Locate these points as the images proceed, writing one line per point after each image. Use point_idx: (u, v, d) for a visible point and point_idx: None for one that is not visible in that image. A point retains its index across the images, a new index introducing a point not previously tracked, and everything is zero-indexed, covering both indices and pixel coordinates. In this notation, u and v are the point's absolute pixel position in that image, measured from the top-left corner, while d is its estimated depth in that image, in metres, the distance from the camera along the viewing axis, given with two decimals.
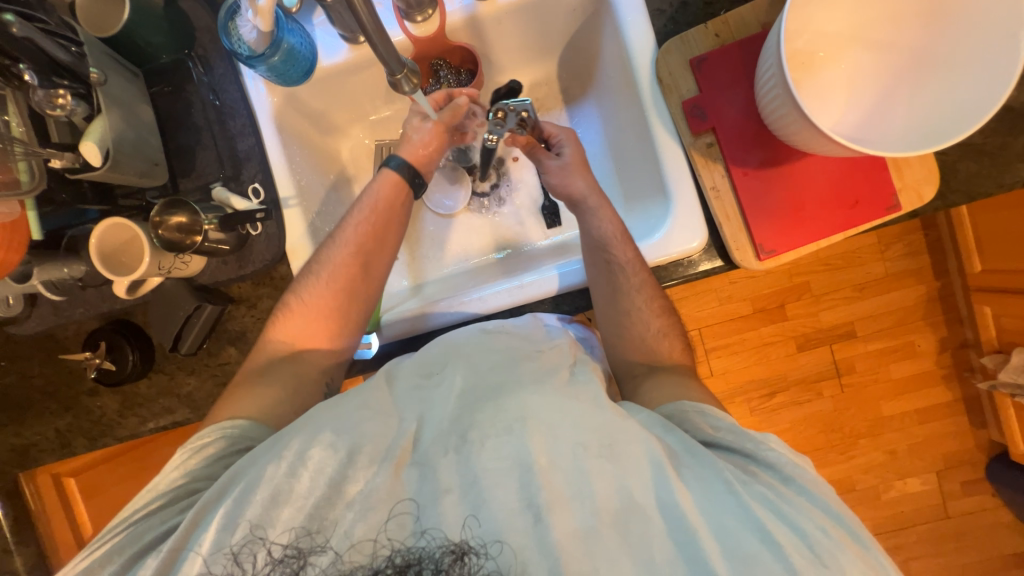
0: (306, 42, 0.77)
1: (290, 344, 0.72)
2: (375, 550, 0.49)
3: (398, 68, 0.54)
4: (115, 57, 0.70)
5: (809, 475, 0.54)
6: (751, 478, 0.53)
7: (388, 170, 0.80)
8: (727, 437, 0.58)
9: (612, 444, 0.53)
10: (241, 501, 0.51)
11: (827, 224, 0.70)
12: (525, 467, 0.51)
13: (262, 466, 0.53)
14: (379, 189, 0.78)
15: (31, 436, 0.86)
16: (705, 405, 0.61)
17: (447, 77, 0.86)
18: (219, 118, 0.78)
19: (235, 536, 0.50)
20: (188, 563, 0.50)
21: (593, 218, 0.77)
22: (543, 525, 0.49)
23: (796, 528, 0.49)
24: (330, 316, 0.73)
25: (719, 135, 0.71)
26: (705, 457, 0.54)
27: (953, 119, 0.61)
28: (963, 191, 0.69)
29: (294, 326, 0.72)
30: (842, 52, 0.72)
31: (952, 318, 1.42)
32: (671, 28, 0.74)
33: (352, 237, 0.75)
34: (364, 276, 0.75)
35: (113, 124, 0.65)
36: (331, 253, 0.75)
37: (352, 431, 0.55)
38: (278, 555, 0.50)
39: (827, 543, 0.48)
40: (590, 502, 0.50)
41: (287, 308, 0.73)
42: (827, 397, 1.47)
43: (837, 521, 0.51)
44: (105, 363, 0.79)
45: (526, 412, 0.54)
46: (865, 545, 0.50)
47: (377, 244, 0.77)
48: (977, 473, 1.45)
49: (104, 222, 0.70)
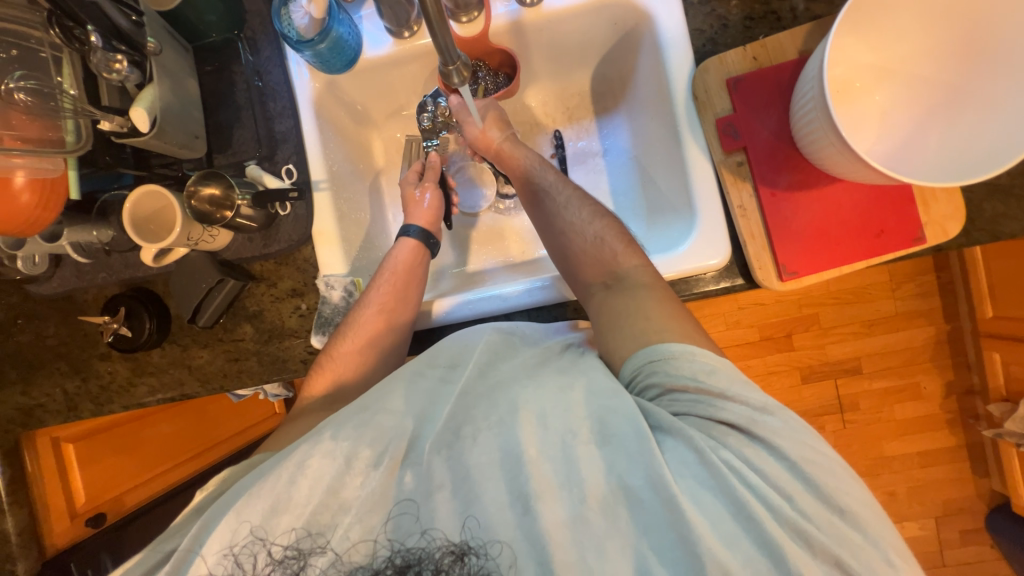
0: (354, 33, 0.79)
1: (325, 393, 0.70)
2: (375, 550, 0.50)
3: (452, 61, 0.56)
4: (170, 31, 0.72)
5: (790, 429, 0.51)
6: (720, 444, 0.50)
7: (406, 239, 0.83)
8: (689, 392, 0.54)
9: (601, 429, 0.53)
10: (240, 513, 0.50)
11: (849, 248, 0.70)
12: (513, 458, 0.51)
13: (263, 477, 0.51)
14: (397, 256, 0.80)
15: (39, 396, 0.86)
16: (671, 351, 0.56)
17: (485, 78, 0.88)
18: (261, 99, 0.80)
19: (232, 542, 0.50)
20: (195, 566, 0.49)
21: (517, 154, 0.84)
22: (532, 515, 0.49)
23: (770, 504, 0.47)
24: (361, 370, 0.72)
25: (750, 155, 0.72)
26: (674, 430, 0.52)
27: (985, 155, 0.62)
28: (988, 231, 0.69)
29: (328, 380, 0.71)
30: (878, 84, 0.74)
31: (959, 362, 1.42)
32: (709, 48, 0.77)
33: (377, 297, 0.76)
34: (392, 331, 0.75)
35: (162, 94, 0.67)
36: (359, 313, 0.75)
37: (352, 437, 0.54)
38: (278, 557, 0.49)
39: (799, 520, 0.47)
40: (577, 490, 0.50)
41: (320, 366, 0.73)
42: (828, 432, 1.46)
43: (808, 486, 0.48)
44: (121, 329, 0.80)
45: (518, 403, 0.55)
46: (841, 511, 0.47)
47: (400, 304, 0.76)
48: (976, 523, 1.42)
49: (138, 189, 0.72)
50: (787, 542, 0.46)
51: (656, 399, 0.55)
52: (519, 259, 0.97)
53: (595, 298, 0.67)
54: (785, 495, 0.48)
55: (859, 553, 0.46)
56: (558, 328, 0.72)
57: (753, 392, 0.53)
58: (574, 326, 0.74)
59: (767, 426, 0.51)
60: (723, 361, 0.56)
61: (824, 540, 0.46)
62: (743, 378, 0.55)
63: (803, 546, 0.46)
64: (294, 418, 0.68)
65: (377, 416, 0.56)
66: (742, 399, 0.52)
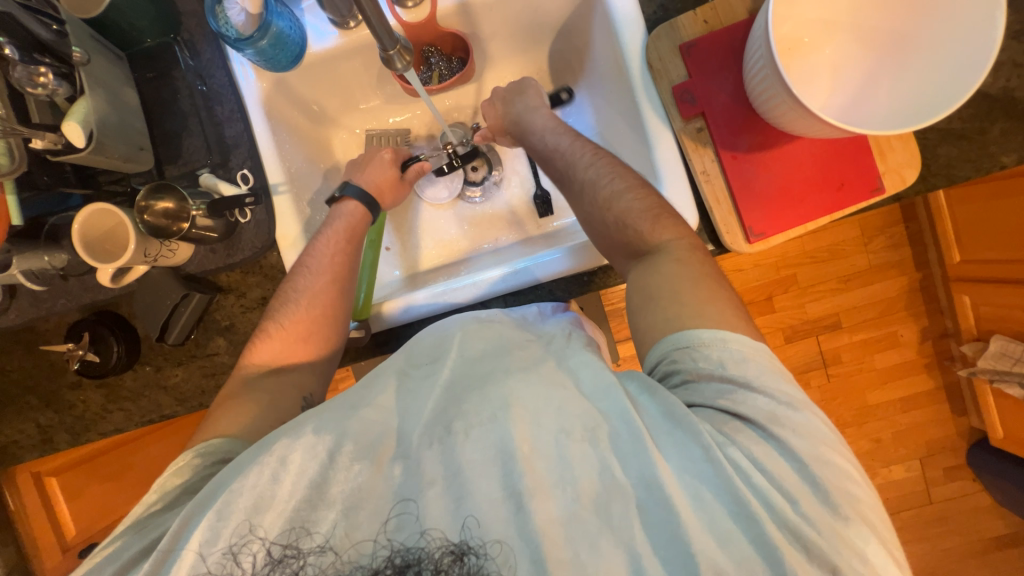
0: (296, 27, 0.76)
1: (267, 363, 0.69)
2: (375, 551, 0.49)
3: (391, 45, 0.55)
4: (99, 39, 0.69)
5: (803, 420, 0.52)
6: (729, 441, 0.51)
7: (347, 199, 0.81)
8: (713, 381, 0.55)
9: (595, 427, 0.53)
10: (223, 512, 0.49)
11: (813, 205, 0.71)
12: (507, 456, 0.51)
13: (244, 472, 0.51)
14: (341, 227, 0.79)
15: (11, 432, 0.83)
16: (690, 342, 0.56)
17: (438, 63, 0.86)
18: (207, 104, 0.77)
19: (223, 540, 0.49)
20: (179, 562, 0.48)
21: (550, 133, 0.80)
22: (525, 512, 0.49)
23: (768, 501, 0.49)
24: (312, 338, 0.72)
25: (708, 120, 0.72)
26: (682, 421, 0.52)
27: (931, 104, 0.63)
28: (944, 175, 0.71)
29: (272, 350, 0.70)
30: (828, 39, 0.75)
31: (932, 307, 1.46)
32: (660, 16, 0.76)
33: (327, 265, 0.75)
34: (344, 297, 0.75)
35: (96, 105, 0.64)
36: (305, 280, 0.74)
37: (336, 429, 0.53)
38: (278, 556, 0.49)
39: (799, 523, 0.48)
40: (572, 488, 0.50)
41: (265, 333, 0.71)
42: (814, 387, 1.50)
43: (814, 489, 0.49)
44: (88, 355, 0.77)
45: (510, 398, 0.54)
46: (844, 519, 0.48)
47: (346, 280, 0.76)
48: (958, 459, 1.49)
49: (86, 208, 0.68)
50: (783, 543, 0.47)
51: (679, 385, 0.57)
52: (492, 247, 0.96)
53: (631, 275, 0.67)
54: (788, 497, 0.49)
55: (856, 562, 0.47)
56: (538, 313, 0.72)
57: (782, 387, 0.54)
58: (553, 310, 0.74)
59: (785, 422, 0.52)
60: (755, 347, 0.56)
61: (819, 541, 0.47)
62: (774, 368, 0.55)
63: (800, 549, 0.47)
64: (234, 394, 0.66)
65: (358, 412, 0.55)
66: (768, 392, 0.53)
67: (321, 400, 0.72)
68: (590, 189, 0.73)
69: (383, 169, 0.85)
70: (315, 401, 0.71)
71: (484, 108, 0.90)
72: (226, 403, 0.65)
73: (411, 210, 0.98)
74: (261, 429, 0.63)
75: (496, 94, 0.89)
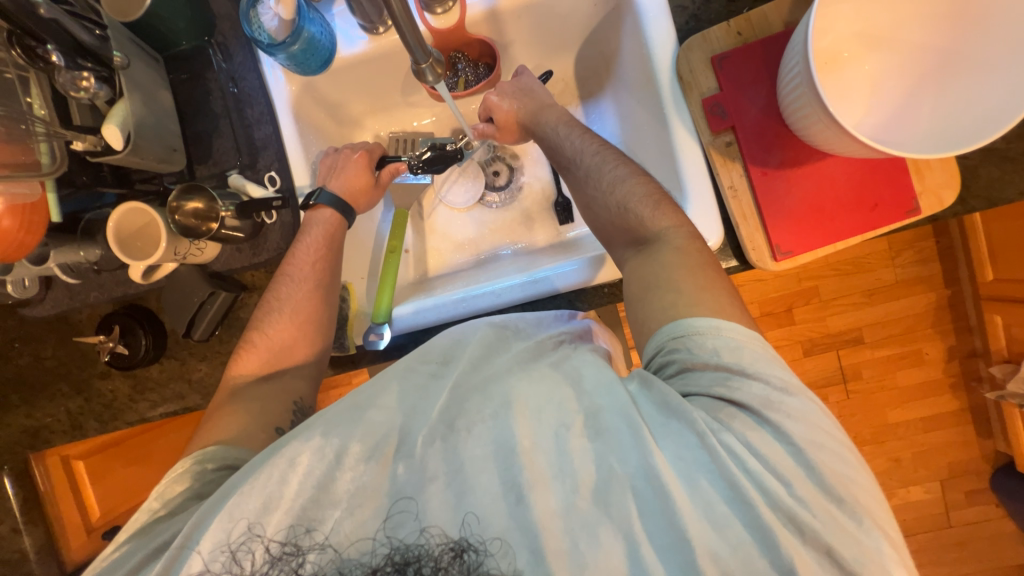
0: (326, 32, 0.77)
1: (257, 370, 0.72)
2: (375, 548, 0.49)
3: (423, 58, 0.55)
4: (138, 43, 0.70)
5: (802, 406, 0.51)
6: (724, 427, 0.51)
7: (320, 203, 0.78)
8: (708, 370, 0.54)
9: (593, 420, 0.52)
10: (231, 514, 0.50)
11: (844, 223, 0.69)
12: (507, 448, 0.51)
13: (255, 475, 0.51)
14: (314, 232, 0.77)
15: (43, 417, 0.86)
16: (688, 329, 0.56)
17: (465, 70, 0.86)
18: (237, 105, 0.79)
19: (229, 539, 0.50)
20: (188, 564, 0.49)
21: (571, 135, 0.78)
22: (524, 503, 0.49)
23: (764, 488, 0.48)
24: (297, 344, 0.74)
25: (738, 134, 0.71)
26: (677, 411, 0.52)
27: (973, 125, 0.61)
28: (984, 197, 0.68)
29: (257, 360, 0.72)
30: (867, 53, 0.72)
31: (960, 326, 1.41)
32: (692, 26, 0.75)
33: (308, 273, 0.75)
34: (326, 303, 0.76)
35: (134, 108, 0.66)
36: (289, 289, 0.74)
37: (340, 433, 0.54)
38: (277, 552, 0.49)
39: (793, 507, 0.47)
40: (570, 480, 0.50)
41: (249, 344, 0.73)
42: (832, 403, 1.46)
43: (809, 471, 0.49)
44: (118, 347, 0.80)
45: (511, 396, 0.54)
46: (839, 500, 0.48)
47: (325, 273, 0.76)
48: (981, 483, 1.44)
49: (120, 206, 0.71)
50: (779, 528, 0.46)
51: (674, 375, 0.56)
52: (509, 252, 0.95)
53: (629, 263, 0.67)
54: (784, 480, 0.48)
55: (851, 544, 0.46)
56: (555, 319, 0.72)
57: (776, 371, 0.53)
58: (568, 319, 0.74)
59: (780, 407, 0.51)
60: (748, 335, 0.55)
61: (816, 525, 0.46)
62: (768, 352, 0.55)
63: (796, 533, 0.47)
64: (233, 397, 0.68)
65: (365, 414, 0.55)
66: (763, 376, 0.52)
67: (311, 407, 0.72)
68: (594, 175, 0.73)
69: (357, 173, 0.82)
70: (305, 407, 0.72)
71: (491, 105, 0.84)
72: (218, 412, 0.67)
73: (430, 214, 0.99)
74: (254, 433, 0.65)
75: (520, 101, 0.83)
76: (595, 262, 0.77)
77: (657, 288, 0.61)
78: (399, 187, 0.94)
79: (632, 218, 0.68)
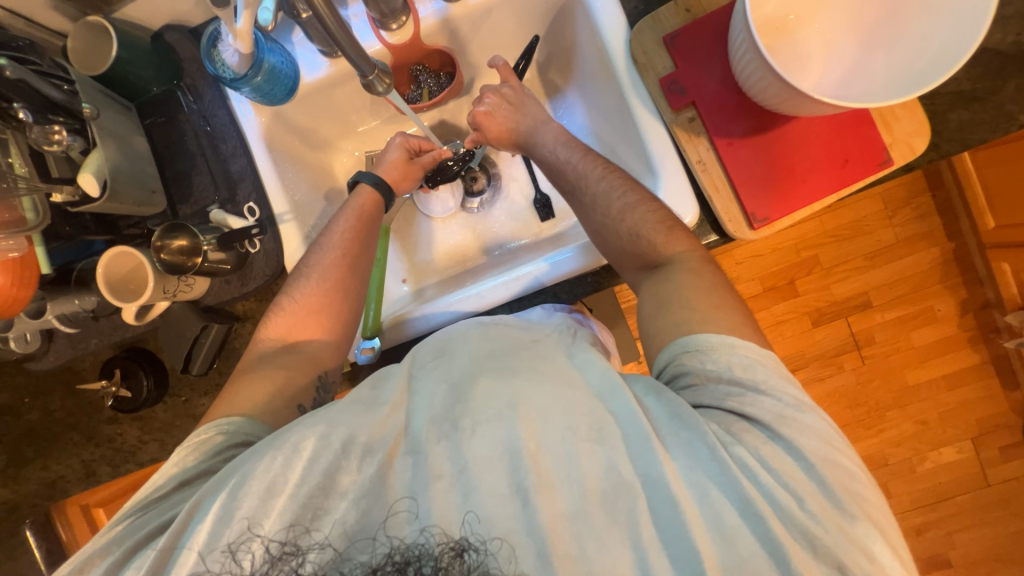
0: (288, 61, 0.79)
1: (281, 338, 0.71)
2: (375, 548, 0.47)
3: (369, 70, 0.57)
4: (108, 94, 0.73)
5: (814, 424, 0.51)
6: (735, 440, 0.50)
7: (365, 186, 0.84)
8: (721, 384, 0.54)
9: (601, 426, 0.51)
10: (235, 492, 0.49)
11: (817, 183, 0.69)
12: (513, 452, 0.49)
13: (257, 459, 0.50)
14: (361, 203, 0.82)
15: (58, 468, 0.88)
16: (704, 345, 0.55)
17: (427, 81, 0.88)
18: (212, 142, 0.81)
19: (224, 535, 0.48)
20: (181, 561, 0.48)
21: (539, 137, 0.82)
22: (531, 509, 0.47)
23: (776, 501, 0.47)
24: (323, 312, 0.73)
25: (700, 109, 0.71)
26: (689, 421, 0.51)
27: (926, 68, 0.61)
28: (957, 141, 0.67)
29: (286, 325, 0.72)
30: (814, 14, 0.74)
31: (970, 278, 1.38)
32: (641, 9, 0.76)
33: (337, 243, 0.77)
34: (356, 275, 0.77)
35: (108, 156, 0.69)
36: (318, 257, 0.76)
37: (346, 423, 0.52)
38: (275, 553, 0.47)
39: (805, 521, 0.46)
40: (578, 484, 0.48)
41: (280, 309, 0.73)
42: (848, 370, 1.43)
43: (823, 488, 0.48)
44: (121, 390, 0.82)
45: (518, 398, 0.52)
46: (850, 517, 0.47)
47: (363, 244, 0.78)
48: (1014, 437, 1.39)
49: (108, 252, 0.73)
50: (789, 540, 0.45)
51: (684, 387, 0.56)
52: (497, 254, 0.96)
53: (644, 287, 0.66)
54: (796, 495, 0.47)
55: (863, 561, 0.45)
56: (548, 310, 0.71)
57: (789, 389, 0.53)
58: (555, 311, 0.72)
59: (792, 423, 0.51)
60: (763, 354, 0.55)
61: (829, 540, 0.45)
62: (782, 372, 0.55)
63: (807, 548, 0.45)
64: (249, 369, 0.68)
65: (379, 411, 0.54)
66: (775, 393, 0.52)
67: (334, 381, 0.73)
68: (603, 203, 0.71)
69: (397, 163, 0.88)
70: (329, 382, 0.72)
71: (481, 118, 0.84)
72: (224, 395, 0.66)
73: (413, 226, 1.00)
74: (277, 408, 0.64)
75: (497, 103, 0.84)
76: (579, 256, 0.77)
77: (664, 304, 0.61)
78: (400, 208, 0.98)
79: (639, 240, 0.67)
